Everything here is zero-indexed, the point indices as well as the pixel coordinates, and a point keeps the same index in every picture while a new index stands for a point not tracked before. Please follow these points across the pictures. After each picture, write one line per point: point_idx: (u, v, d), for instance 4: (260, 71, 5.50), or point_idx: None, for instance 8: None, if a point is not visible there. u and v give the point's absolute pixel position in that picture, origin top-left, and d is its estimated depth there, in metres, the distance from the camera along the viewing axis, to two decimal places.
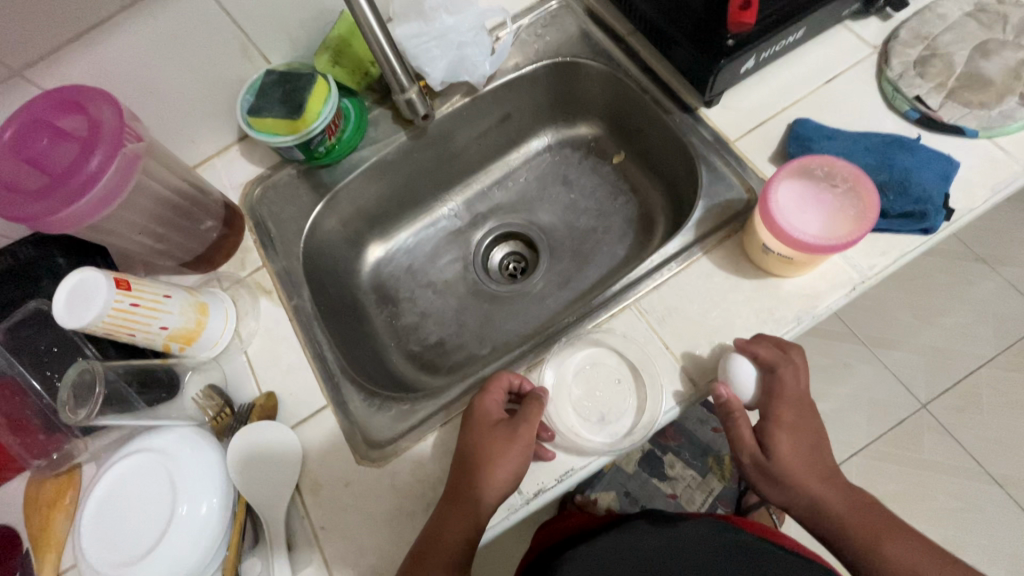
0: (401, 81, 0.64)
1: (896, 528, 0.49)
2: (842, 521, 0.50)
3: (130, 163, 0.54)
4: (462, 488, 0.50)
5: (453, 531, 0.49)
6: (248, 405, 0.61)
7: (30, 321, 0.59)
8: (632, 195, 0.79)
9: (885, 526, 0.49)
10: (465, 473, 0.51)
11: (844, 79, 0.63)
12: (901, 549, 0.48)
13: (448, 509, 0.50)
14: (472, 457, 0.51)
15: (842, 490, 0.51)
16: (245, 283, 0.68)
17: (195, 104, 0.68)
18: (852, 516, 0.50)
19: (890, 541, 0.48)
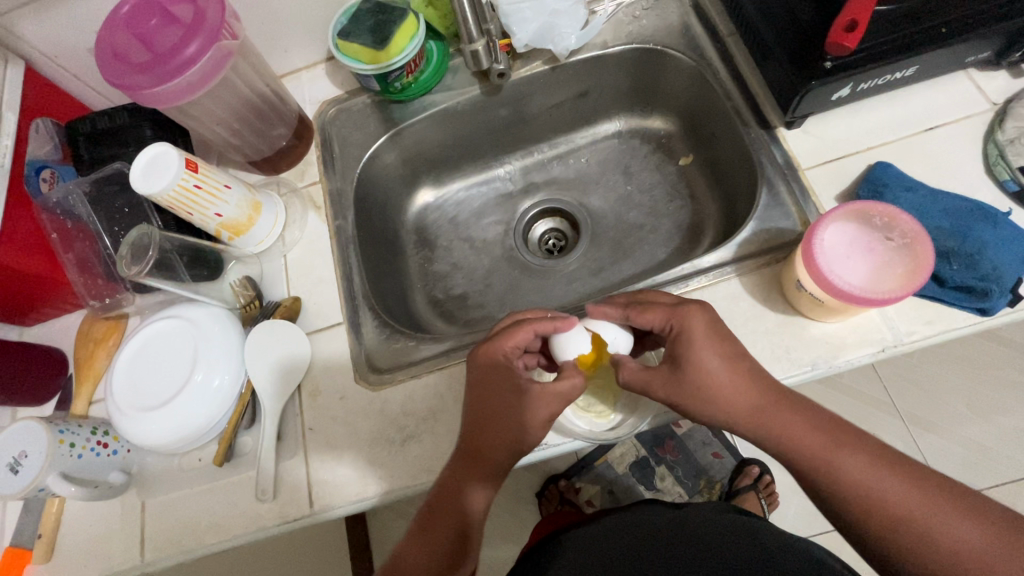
0: (470, 33, 0.65)
1: (849, 440, 0.47)
2: (791, 442, 0.47)
3: (222, 57, 0.58)
4: (466, 454, 0.52)
5: (458, 492, 0.51)
6: (275, 303, 0.67)
7: (114, 179, 0.66)
8: (689, 202, 0.77)
9: (840, 441, 0.47)
10: (473, 438, 0.51)
11: (945, 131, 0.58)
12: (862, 462, 0.46)
13: (454, 472, 0.52)
14: (476, 428, 0.51)
15: (797, 416, 0.48)
16: (300, 193, 0.73)
17: (295, 16, 0.72)
18: (804, 439, 0.47)
19: (850, 457, 0.46)
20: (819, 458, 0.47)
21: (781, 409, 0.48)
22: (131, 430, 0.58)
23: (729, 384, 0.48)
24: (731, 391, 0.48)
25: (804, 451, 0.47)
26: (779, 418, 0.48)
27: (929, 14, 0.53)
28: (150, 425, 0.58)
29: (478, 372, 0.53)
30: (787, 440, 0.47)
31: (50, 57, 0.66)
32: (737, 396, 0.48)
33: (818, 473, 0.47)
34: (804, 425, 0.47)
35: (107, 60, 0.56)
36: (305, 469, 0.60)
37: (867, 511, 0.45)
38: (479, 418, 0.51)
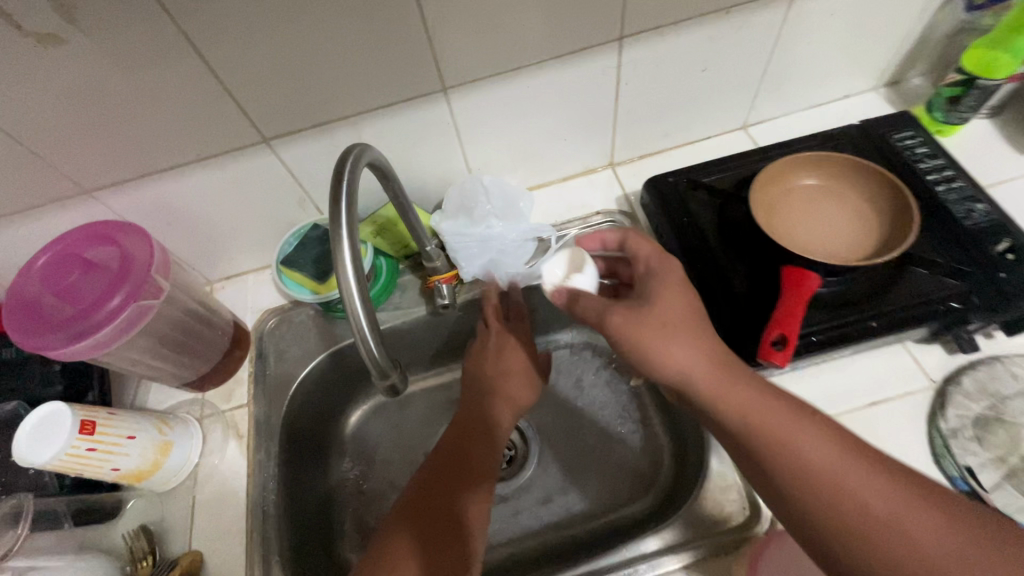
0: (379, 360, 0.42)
1: (910, 505, 0.39)
2: (837, 484, 0.41)
3: (136, 318, 0.55)
4: (478, 411, 0.67)
5: (478, 453, 0.63)
6: (172, 559, 0.58)
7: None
8: (640, 425, 0.75)
9: (906, 497, 0.39)
10: (481, 404, 0.68)
11: (888, 408, 0.56)
12: (871, 480, 0.40)
13: (456, 430, 0.66)
14: (488, 389, 0.69)
15: (846, 477, 0.41)
16: (223, 418, 0.67)
17: (243, 232, 0.72)
18: (854, 501, 0.40)
19: (888, 506, 0.39)
20: (872, 522, 0.39)
21: (828, 474, 0.41)
22: None
23: (769, 422, 0.44)
24: (780, 436, 0.43)
25: (850, 515, 0.40)
26: (822, 476, 0.41)
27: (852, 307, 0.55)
28: None
29: (510, 388, 0.70)
30: (831, 501, 0.40)
31: None
32: (735, 398, 0.45)
33: (824, 498, 0.41)
34: (842, 458, 0.42)
35: (19, 320, 0.52)
36: None
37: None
38: (473, 415, 0.67)
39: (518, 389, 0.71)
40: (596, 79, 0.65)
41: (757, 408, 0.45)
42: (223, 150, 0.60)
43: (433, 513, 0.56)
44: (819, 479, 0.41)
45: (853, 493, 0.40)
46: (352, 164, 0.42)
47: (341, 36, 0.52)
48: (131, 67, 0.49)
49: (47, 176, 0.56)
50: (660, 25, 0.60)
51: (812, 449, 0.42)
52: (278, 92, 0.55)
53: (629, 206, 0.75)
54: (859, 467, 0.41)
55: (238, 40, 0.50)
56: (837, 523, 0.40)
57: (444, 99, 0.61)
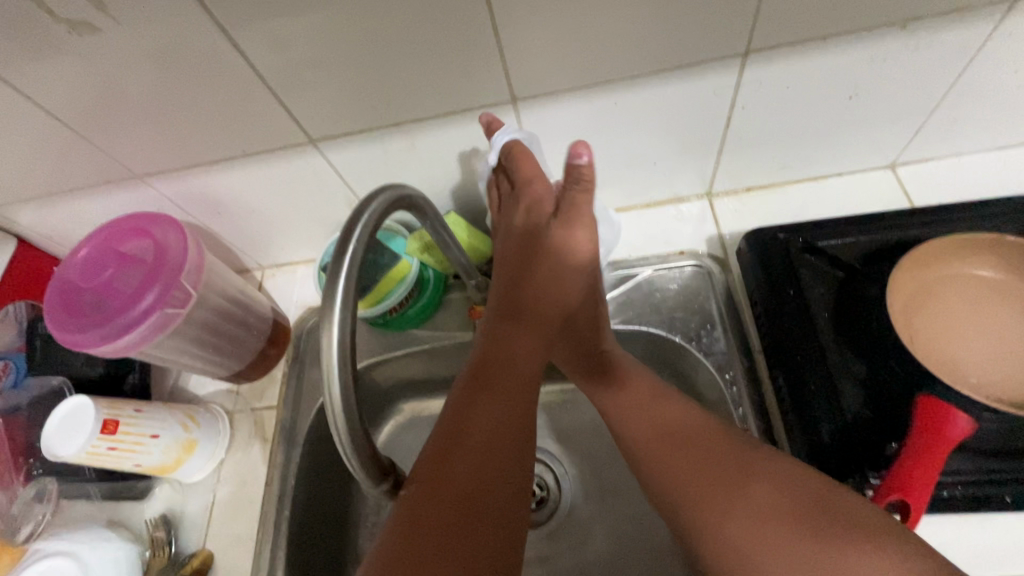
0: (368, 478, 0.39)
1: (746, 483, 0.41)
2: (691, 456, 0.44)
3: (163, 323, 0.53)
4: (518, 306, 0.48)
5: (521, 349, 0.45)
6: (187, 555, 0.59)
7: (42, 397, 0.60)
8: None
9: (751, 468, 0.42)
10: (511, 327, 0.46)
11: None
12: (756, 495, 0.40)
13: (504, 328, 0.46)
14: (523, 292, 0.48)
15: (693, 460, 0.44)
16: (253, 416, 0.66)
17: (293, 227, 0.68)
18: (698, 467, 0.44)
19: (739, 496, 0.41)
20: (715, 506, 0.41)
21: (685, 449, 0.45)
22: None
23: (644, 403, 0.49)
24: (659, 422, 0.48)
25: (691, 483, 0.43)
26: (672, 454, 0.45)
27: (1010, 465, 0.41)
28: None
29: (546, 299, 0.49)
30: (676, 467, 0.44)
31: (46, 237, 0.66)
32: (634, 394, 0.50)
33: (667, 477, 0.44)
34: (696, 458, 0.44)
35: (57, 314, 0.52)
36: None
37: (759, 558, 0.38)
38: (503, 343, 0.45)
39: (555, 297, 0.49)
40: (706, 100, 0.52)
41: (644, 395, 0.50)
42: (269, 148, 0.55)
43: (486, 438, 0.39)
44: (673, 444, 0.46)
45: (711, 463, 0.43)
46: (364, 235, 0.36)
47: (396, 37, 0.44)
48: (172, 60, 0.45)
49: (100, 158, 0.55)
50: (799, 40, 0.46)
51: (676, 423, 0.47)
52: (326, 92, 0.49)
53: (722, 251, 0.62)
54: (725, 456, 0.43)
55: (285, 37, 0.44)
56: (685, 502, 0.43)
57: (512, 111, 0.52)
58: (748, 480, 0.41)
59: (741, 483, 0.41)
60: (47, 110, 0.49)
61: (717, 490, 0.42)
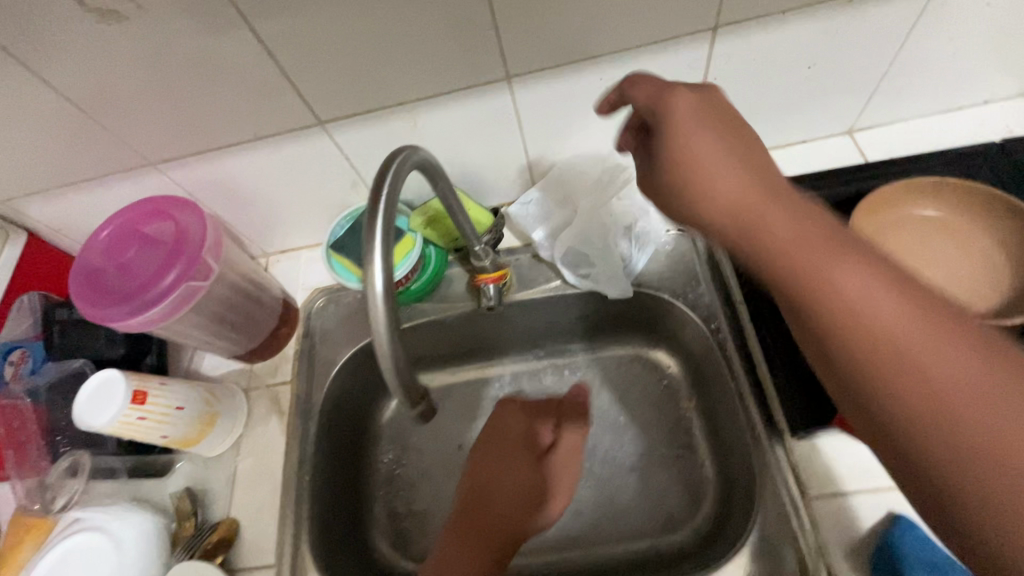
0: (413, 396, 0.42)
1: (926, 341, 0.31)
2: (854, 317, 0.33)
3: (187, 298, 0.56)
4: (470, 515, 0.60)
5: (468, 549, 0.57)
6: (213, 523, 0.62)
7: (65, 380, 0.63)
8: (686, 454, 0.69)
9: (939, 327, 0.31)
10: (487, 508, 0.61)
11: None
12: (889, 308, 0.32)
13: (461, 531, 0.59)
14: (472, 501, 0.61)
15: (881, 304, 0.32)
16: (268, 392, 0.69)
17: (298, 212, 0.72)
18: (885, 320, 0.32)
19: (923, 356, 0.31)
20: (899, 372, 0.31)
21: (835, 302, 0.33)
22: None
23: (791, 225, 0.36)
24: (867, 294, 0.33)
25: (871, 349, 0.32)
26: (825, 267, 0.34)
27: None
28: None
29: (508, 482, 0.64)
30: (856, 319, 0.33)
31: (55, 230, 0.69)
32: (738, 193, 0.37)
33: (808, 302, 0.35)
34: (877, 301, 0.33)
35: (84, 293, 0.55)
36: None
37: (981, 449, 0.28)
38: (495, 470, 0.64)
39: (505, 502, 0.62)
40: (681, 73, 0.57)
41: (756, 215, 0.37)
42: (278, 131, 0.59)
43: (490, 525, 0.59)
44: (837, 302, 0.34)
45: (889, 313, 0.32)
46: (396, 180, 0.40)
47: (400, 20, 0.49)
48: (190, 47, 0.49)
49: (115, 146, 0.58)
50: (761, 14, 0.52)
51: (801, 239, 0.36)
52: (334, 75, 0.53)
53: None
54: (878, 270, 0.33)
55: (296, 23, 0.48)
56: (865, 367, 0.33)
57: (507, 88, 0.57)
58: (937, 337, 0.31)
59: (942, 338, 0.31)
60: (68, 99, 0.52)
61: (913, 357, 0.31)
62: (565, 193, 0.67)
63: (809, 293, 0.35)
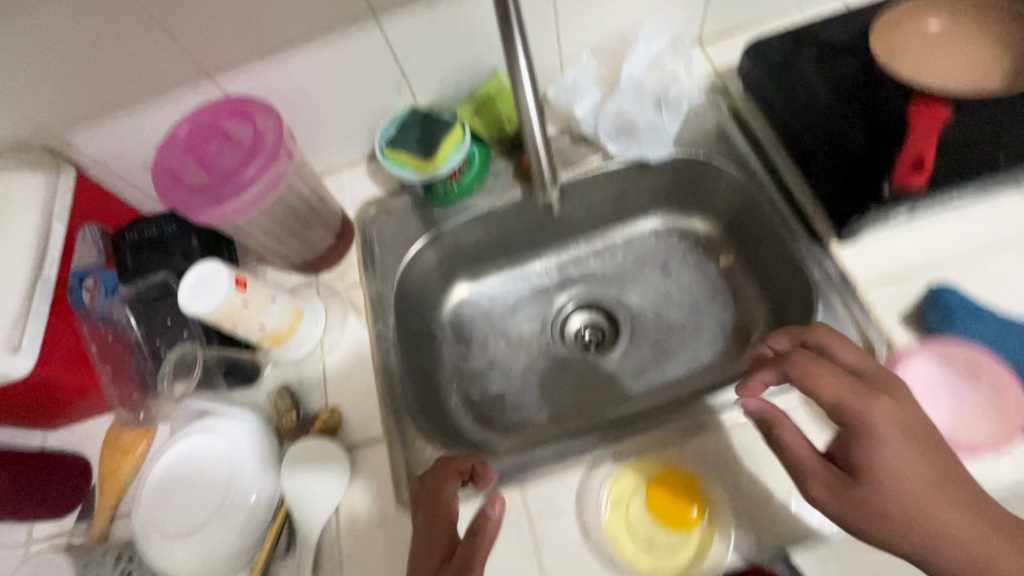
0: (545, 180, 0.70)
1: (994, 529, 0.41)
2: (955, 496, 0.42)
3: (264, 193, 0.58)
4: None
5: None
6: (314, 413, 0.65)
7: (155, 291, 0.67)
8: (732, 303, 0.76)
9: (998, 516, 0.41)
10: None
11: (1004, 252, 0.57)
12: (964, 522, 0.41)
13: None
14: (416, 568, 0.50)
15: (956, 514, 0.41)
16: (340, 296, 0.72)
17: (342, 123, 0.73)
18: (968, 522, 0.41)
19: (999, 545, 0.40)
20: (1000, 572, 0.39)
21: (937, 499, 0.41)
22: (161, 559, 0.57)
23: (900, 443, 0.42)
24: (917, 496, 0.41)
25: (978, 551, 0.40)
26: (882, 491, 0.41)
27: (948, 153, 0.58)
28: (178, 553, 0.56)
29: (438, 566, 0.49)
30: (956, 529, 0.41)
31: (101, 163, 0.68)
32: (903, 455, 0.42)
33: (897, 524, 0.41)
34: (962, 518, 0.41)
35: (168, 183, 0.57)
36: None
37: None
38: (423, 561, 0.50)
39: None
40: None
41: (889, 406, 0.43)
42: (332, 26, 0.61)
43: None
44: (931, 518, 0.41)
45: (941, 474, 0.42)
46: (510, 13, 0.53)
47: None
48: None
49: (171, 54, 0.59)
50: None
51: (903, 483, 0.41)
52: None
53: (722, 80, 0.74)
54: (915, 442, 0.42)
55: None
56: (956, 561, 0.40)
57: None
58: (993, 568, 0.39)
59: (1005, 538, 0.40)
60: None
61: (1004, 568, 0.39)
62: (602, 74, 0.72)
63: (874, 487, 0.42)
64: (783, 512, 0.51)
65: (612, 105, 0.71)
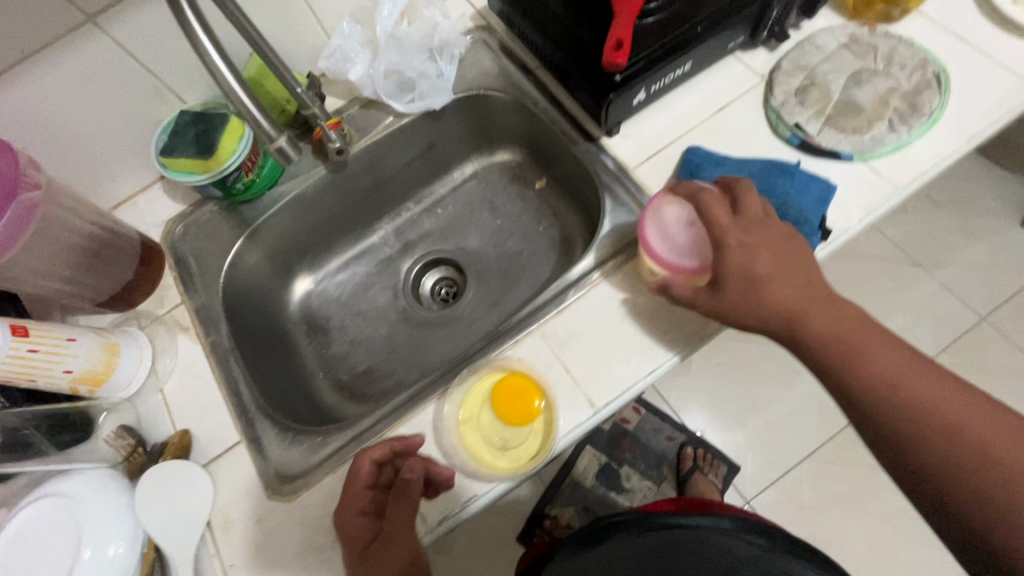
0: (268, 132, 0.58)
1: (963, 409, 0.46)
2: (915, 398, 0.47)
3: (19, 228, 0.56)
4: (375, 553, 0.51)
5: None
6: (161, 444, 0.62)
7: None
8: (554, 219, 0.82)
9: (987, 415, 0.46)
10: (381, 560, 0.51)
11: (734, 107, 0.66)
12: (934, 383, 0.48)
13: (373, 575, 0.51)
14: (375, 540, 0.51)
15: (783, 287, 0.51)
16: (164, 321, 0.69)
17: (112, 146, 0.69)
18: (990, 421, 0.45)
19: (927, 388, 0.47)
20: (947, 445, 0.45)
21: (907, 405, 0.47)
22: None
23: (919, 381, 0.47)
24: (750, 258, 0.51)
25: (905, 392, 0.47)
26: (763, 296, 0.50)
27: (665, 29, 0.61)
28: None
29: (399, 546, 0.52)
30: (913, 388, 0.47)
31: None
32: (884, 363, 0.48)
33: (906, 418, 0.47)
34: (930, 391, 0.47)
35: None
36: None
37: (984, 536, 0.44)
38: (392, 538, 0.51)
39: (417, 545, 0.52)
40: None
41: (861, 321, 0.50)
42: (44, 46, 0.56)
43: None
44: (903, 374, 0.48)
45: (909, 403, 0.47)
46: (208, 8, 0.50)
47: None
48: None
49: None
50: None
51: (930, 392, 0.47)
52: None
53: (483, 19, 0.78)
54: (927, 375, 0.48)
55: None
56: (918, 408, 0.46)
57: None
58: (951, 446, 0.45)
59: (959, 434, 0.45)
60: None
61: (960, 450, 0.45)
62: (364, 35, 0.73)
63: (719, 259, 0.51)
64: (607, 377, 0.57)
65: (381, 65, 0.72)
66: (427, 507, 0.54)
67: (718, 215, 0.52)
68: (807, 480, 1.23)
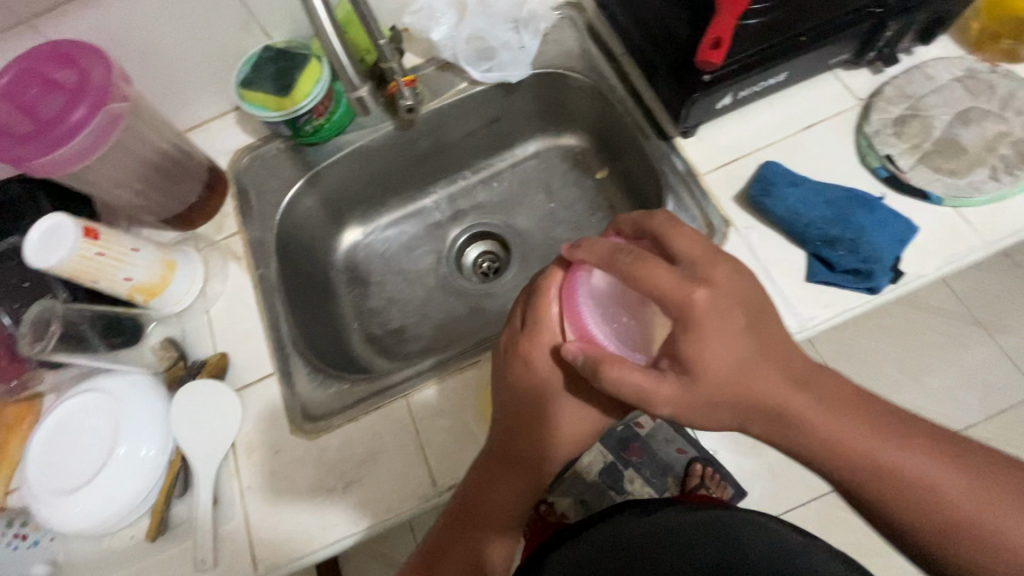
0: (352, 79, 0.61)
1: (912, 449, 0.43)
2: (859, 466, 0.43)
3: (98, 135, 0.57)
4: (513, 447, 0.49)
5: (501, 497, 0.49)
6: (201, 361, 0.65)
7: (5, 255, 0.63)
8: (609, 213, 0.80)
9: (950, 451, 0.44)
10: (518, 438, 0.49)
11: (822, 127, 0.62)
12: (904, 453, 0.43)
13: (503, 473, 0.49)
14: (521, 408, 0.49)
15: (742, 353, 0.41)
16: (219, 247, 0.71)
17: (196, 70, 0.71)
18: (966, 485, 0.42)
19: (907, 459, 0.43)
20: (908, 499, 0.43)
21: (869, 477, 0.43)
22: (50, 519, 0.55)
23: (858, 442, 0.43)
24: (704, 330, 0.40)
25: (867, 468, 0.43)
26: (737, 384, 0.41)
27: (766, 34, 0.58)
28: (71, 510, 0.54)
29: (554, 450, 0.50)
30: (860, 466, 0.43)
31: None
32: (841, 435, 0.43)
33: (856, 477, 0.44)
34: (890, 453, 0.43)
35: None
36: (245, 528, 0.57)
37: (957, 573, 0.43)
38: (505, 443, 0.50)
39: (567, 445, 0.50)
40: None
41: (833, 402, 0.43)
42: None
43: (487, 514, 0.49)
44: (846, 450, 0.43)
45: (864, 465, 0.43)
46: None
47: None
48: None
49: None
50: None
51: (880, 459, 0.43)
52: None
53: None
54: (875, 432, 0.43)
55: None
56: (870, 478, 0.43)
57: None
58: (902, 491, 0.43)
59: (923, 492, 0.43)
60: None
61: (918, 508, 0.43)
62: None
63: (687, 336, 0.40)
64: None
65: (465, 29, 0.72)
66: (439, 472, 0.57)
67: (657, 280, 0.40)
68: (812, 519, 1.20)
